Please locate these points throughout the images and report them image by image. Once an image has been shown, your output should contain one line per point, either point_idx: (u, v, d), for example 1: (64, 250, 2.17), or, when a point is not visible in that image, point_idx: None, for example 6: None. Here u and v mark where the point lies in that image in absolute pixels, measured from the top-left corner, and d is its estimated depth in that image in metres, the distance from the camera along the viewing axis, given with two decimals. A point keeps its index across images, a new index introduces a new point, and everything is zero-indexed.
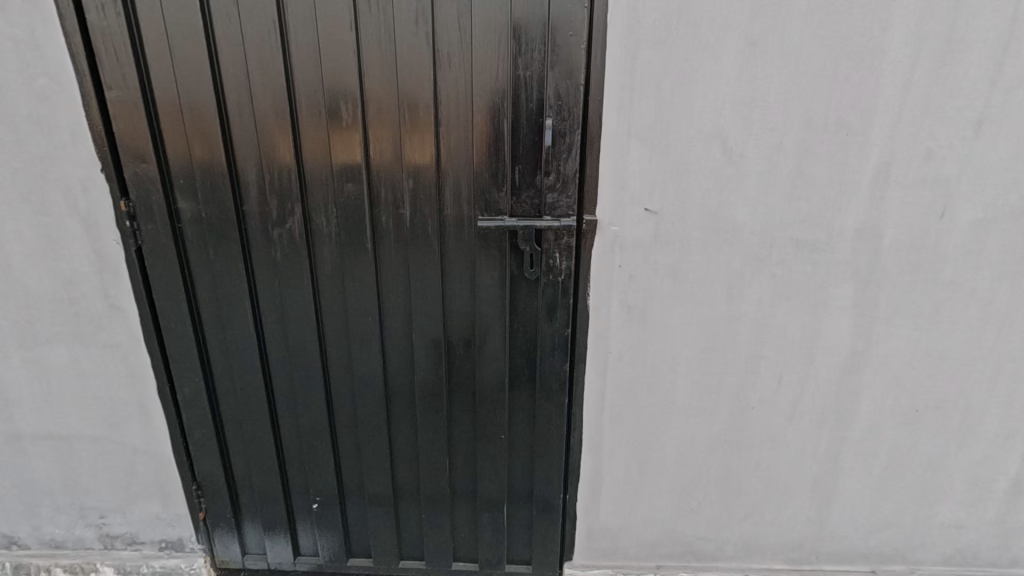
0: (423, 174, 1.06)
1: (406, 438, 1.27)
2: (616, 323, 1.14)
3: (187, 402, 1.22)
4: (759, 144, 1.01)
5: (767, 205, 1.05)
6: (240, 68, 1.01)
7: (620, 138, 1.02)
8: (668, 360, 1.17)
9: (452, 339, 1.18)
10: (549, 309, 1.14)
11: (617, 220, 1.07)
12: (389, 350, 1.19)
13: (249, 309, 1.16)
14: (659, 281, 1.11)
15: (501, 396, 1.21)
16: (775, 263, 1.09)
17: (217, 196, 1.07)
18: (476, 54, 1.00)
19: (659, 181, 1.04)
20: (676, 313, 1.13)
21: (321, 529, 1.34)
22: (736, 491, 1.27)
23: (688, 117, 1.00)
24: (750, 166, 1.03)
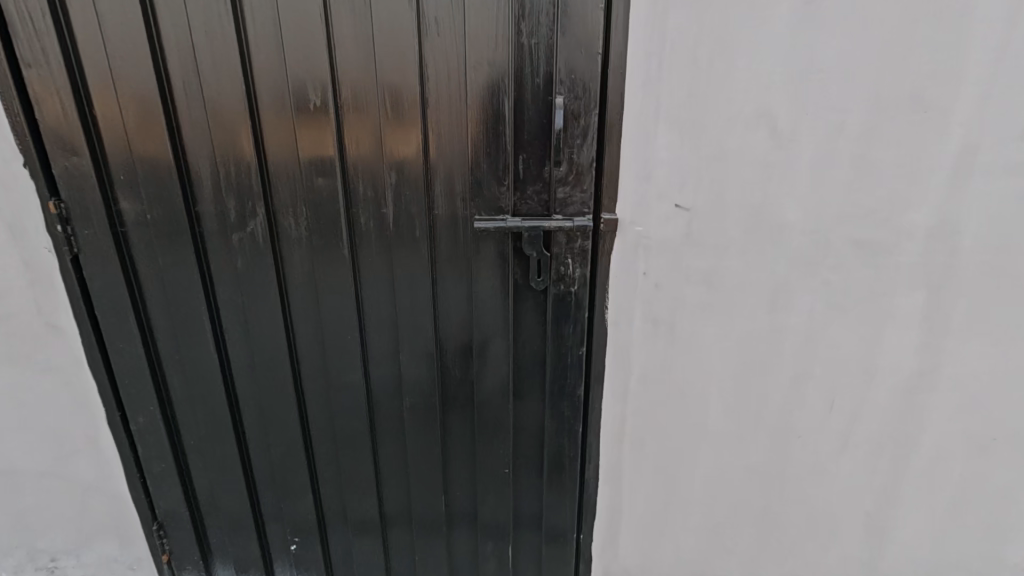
0: (409, 166, 0.89)
1: (396, 468, 1.11)
2: (639, 339, 0.97)
3: (144, 437, 1.07)
4: (815, 125, 0.83)
5: (823, 199, 0.87)
6: (184, 39, 0.83)
7: (645, 120, 0.85)
8: (700, 382, 1.00)
9: (446, 358, 1.01)
10: (560, 323, 0.97)
11: (641, 220, 0.90)
12: (373, 371, 1.03)
13: (209, 329, 1.00)
14: (690, 290, 0.93)
15: (504, 421, 1.05)
16: (830, 267, 0.91)
17: (165, 194, 0.90)
18: (470, 19, 0.82)
19: (693, 171, 0.86)
20: (710, 327, 0.96)
21: (302, 570, 1.18)
22: (775, 529, 1.10)
23: (728, 94, 0.82)
24: (803, 151, 0.85)
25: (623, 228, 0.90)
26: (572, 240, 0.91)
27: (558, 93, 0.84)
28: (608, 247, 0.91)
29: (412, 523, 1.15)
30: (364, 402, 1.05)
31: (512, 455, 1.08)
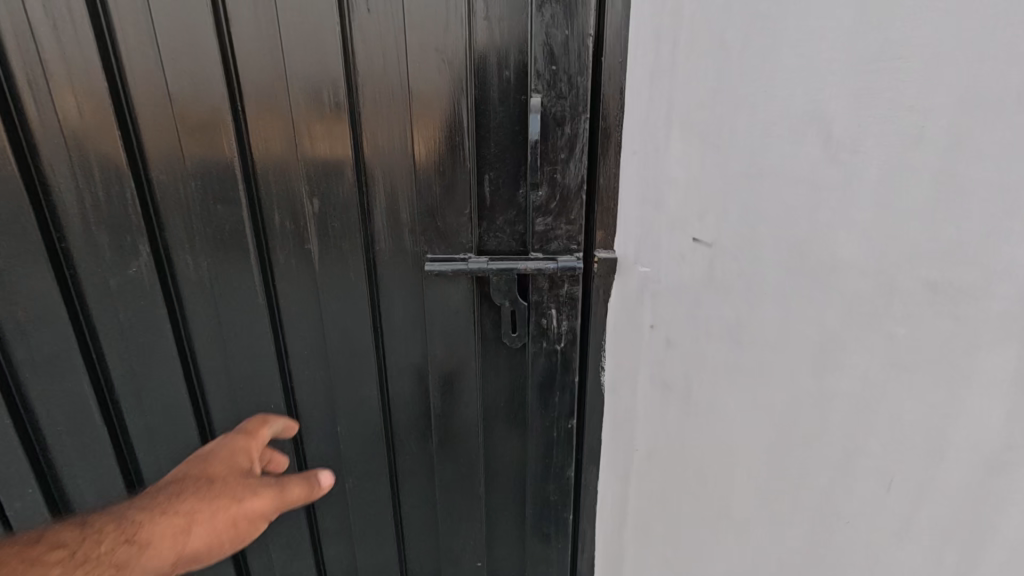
0: (324, 179, 0.80)
1: (365, 516, 1.01)
2: (645, 401, 0.83)
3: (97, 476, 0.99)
4: (889, 96, 0.50)
5: (893, 204, 0.51)
6: (68, 31, 0.74)
7: (654, 127, 0.71)
8: (723, 463, 0.77)
9: (417, 402, 0.93)
10: (545, 377, 0.89)
11: (646, 259, 0.74)
12: (314, 413, 0.94)
13: (165, 362, 0.92)
14: (713, 347, 0.72)
15: (480, 468, 0.97)
16: (958, 314, 0.49)
17: (68, 203, 0.83)
18: (408, 19, 0.72)
19: (717, 192, 0.66)
20: (735, 398, 0.72)
21: None
22: None
23: (765, 89, 0.59)
24: (866, 140, 0.52)
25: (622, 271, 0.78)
26: (554, 287, 0.82)
27: (539, 92, 0.74)
28: (600, 290, 0.83)
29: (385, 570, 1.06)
30: (328, 447, 0.96)
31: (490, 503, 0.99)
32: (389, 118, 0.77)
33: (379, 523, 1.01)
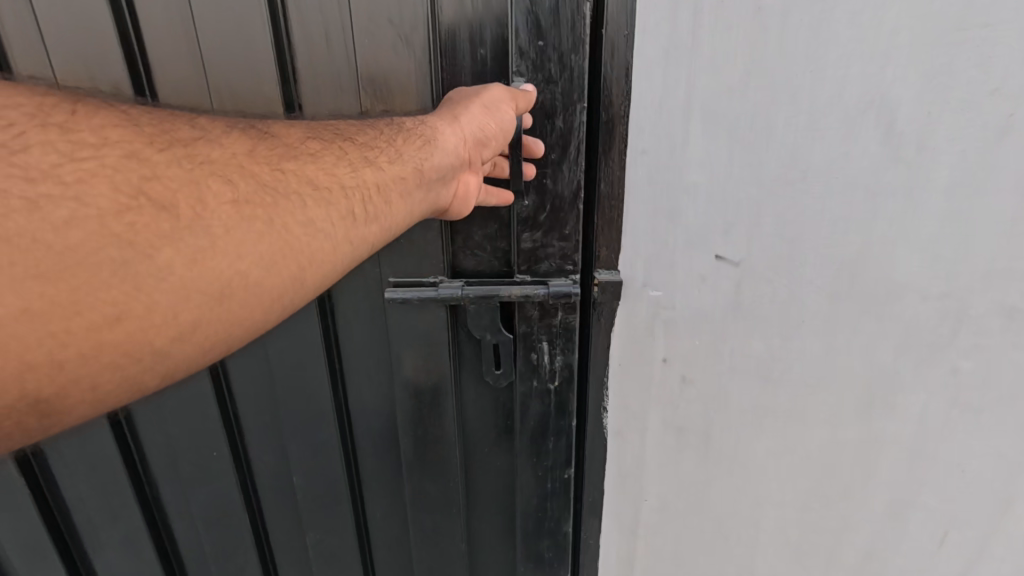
0: None
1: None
2: (654, 454, 0.65)
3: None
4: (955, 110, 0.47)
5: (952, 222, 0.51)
6: None
7: (670, 116, 0.52)
8: (748, 511, 0.66)
9: (379, 466, 0.73)
10: (537, 427, 0.66)
11: (658, 281, 0.57)
12: (261, 471, 0.74)
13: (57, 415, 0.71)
14: (740, 389, 0.60)
15: (457, 551, 0.76)
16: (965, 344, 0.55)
17: None
18: None
19: (747, 203, 0.53)
20: (766, 441, 0.63)
21: None
22: None
23: (814, 66, 0.48)
24: (929, 157, 0.49)
25: (628, 296, 0.58)
26: (545, 315, 0.61)
27: (522, 75, 0.54)
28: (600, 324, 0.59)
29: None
30: (272, 518, 0.77)
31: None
32: (322, 111, 0.58)
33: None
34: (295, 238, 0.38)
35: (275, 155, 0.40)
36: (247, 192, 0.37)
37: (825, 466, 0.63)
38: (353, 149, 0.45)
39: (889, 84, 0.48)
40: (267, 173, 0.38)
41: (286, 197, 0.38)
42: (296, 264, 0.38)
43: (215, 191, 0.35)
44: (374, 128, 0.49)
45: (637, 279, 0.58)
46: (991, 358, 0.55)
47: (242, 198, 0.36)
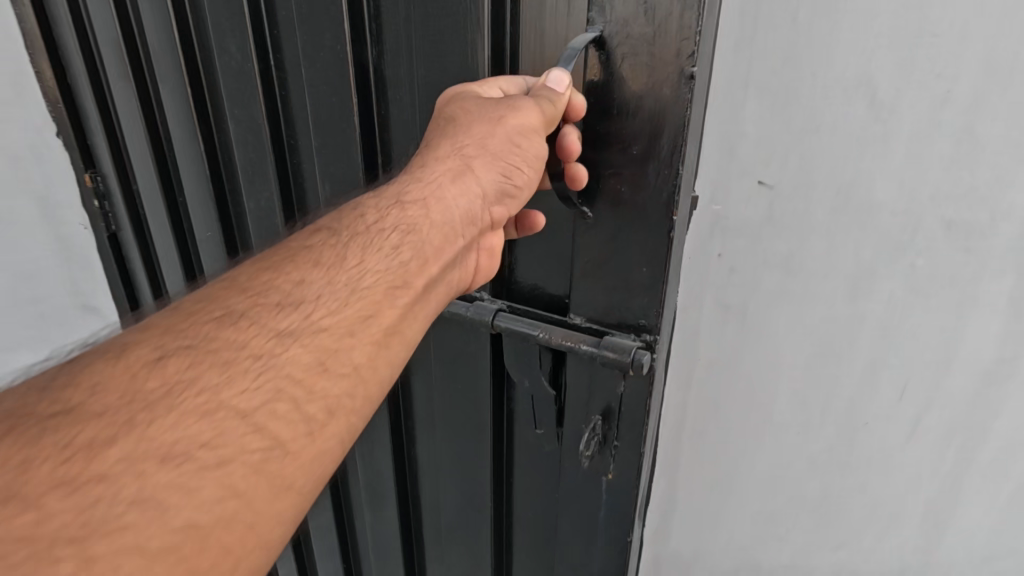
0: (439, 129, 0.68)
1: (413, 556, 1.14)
2: (701, 325, 0.80)
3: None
4: (924, 86, 0.57)
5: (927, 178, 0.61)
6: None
7: (732, 85, 0.63)
8: (766, 371, 0.80)
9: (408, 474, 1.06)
10: None
11: (720, 200, 0.71)
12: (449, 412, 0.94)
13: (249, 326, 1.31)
14: (766, 275, 0.71)
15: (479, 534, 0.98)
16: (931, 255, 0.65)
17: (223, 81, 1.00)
18: None
19: (777, 152, 0.64)
20: (782, 317, 0.75)
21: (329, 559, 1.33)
22: (849, 530, 0.88)
23: (826, 49, 0.59)
24: (911, 123, 0.59)
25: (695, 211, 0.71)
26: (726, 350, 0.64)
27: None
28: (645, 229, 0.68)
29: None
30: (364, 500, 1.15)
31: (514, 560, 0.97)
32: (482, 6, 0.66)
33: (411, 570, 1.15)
34: (181, 538, 0.40)
35: (104, 433, 0.41)
36: (71, 528, 0.37)
37: (822, 343, 0.75)
38: (262, 326, 0.50)
39: (876, 72, 0.58)
40: (107, 491, 0.39)
41: (159, 479, 0.41)
42: (219, 561, 0.41)
43: (55, 550, 0.36)
44: (362, 234, 0.60)
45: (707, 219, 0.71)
46: (961, 259, 0.64)
47: (70, 538, 0.37)
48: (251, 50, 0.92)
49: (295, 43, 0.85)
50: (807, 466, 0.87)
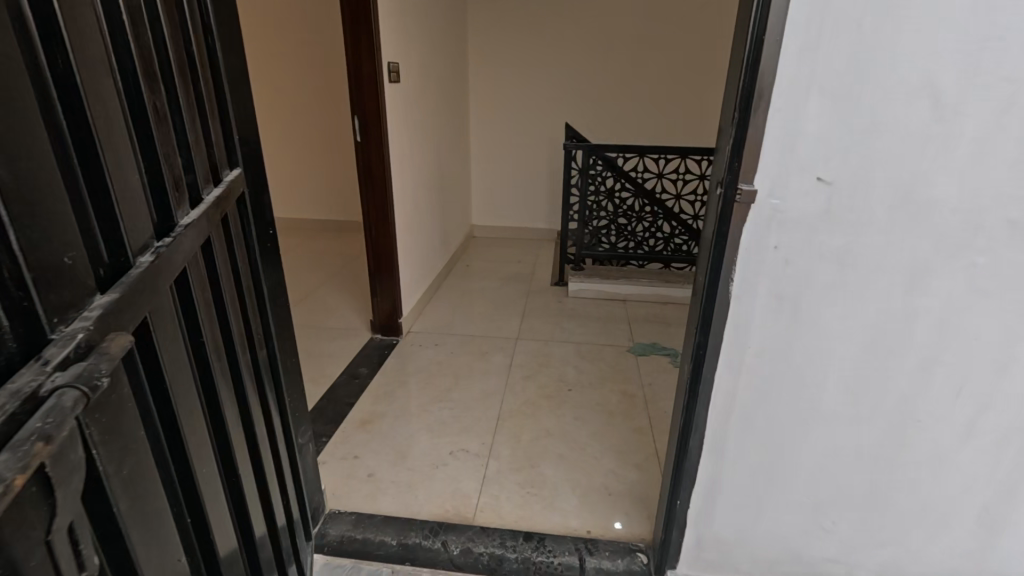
0: None
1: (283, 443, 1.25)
2: (760, 313, 0.97)
3: (296, 394, 1.43)
4: (983, 95, 0.78)
5: (973, 174, 0.82)
6: None
7: (797, 88, 0.81)
8: (820, 360, 0.98)
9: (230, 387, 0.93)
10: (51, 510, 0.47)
11: (778, 193, 0.87)
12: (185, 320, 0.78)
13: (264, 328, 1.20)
14: (821, 266, 0.91)
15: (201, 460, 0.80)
16: (978, 250, 0.86)
17: None
18: None
19: (841, 145, 0.83)
20: (838, 308, 0.93)
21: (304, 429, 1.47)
22: (881, 511, 1.09)
23: (888, 65, 0.78)
24: (965, 126, 0.80)
25: (757, 204, 0.88)
26: None
27: None
28: (735, 219, 0.90)
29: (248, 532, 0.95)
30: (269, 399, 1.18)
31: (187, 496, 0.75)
32: None
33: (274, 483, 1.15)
34: None
35: None
36: None
37: (876, 330, 0.94)
38: None
39: (940, 80, 0.78)
40: None
41: None
42: None
43: None
44: None
45: (772, 207, 0.89)
46: (997, 254, 0.86)
47: None
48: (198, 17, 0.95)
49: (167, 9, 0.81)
50: (853, 460, 1.05)
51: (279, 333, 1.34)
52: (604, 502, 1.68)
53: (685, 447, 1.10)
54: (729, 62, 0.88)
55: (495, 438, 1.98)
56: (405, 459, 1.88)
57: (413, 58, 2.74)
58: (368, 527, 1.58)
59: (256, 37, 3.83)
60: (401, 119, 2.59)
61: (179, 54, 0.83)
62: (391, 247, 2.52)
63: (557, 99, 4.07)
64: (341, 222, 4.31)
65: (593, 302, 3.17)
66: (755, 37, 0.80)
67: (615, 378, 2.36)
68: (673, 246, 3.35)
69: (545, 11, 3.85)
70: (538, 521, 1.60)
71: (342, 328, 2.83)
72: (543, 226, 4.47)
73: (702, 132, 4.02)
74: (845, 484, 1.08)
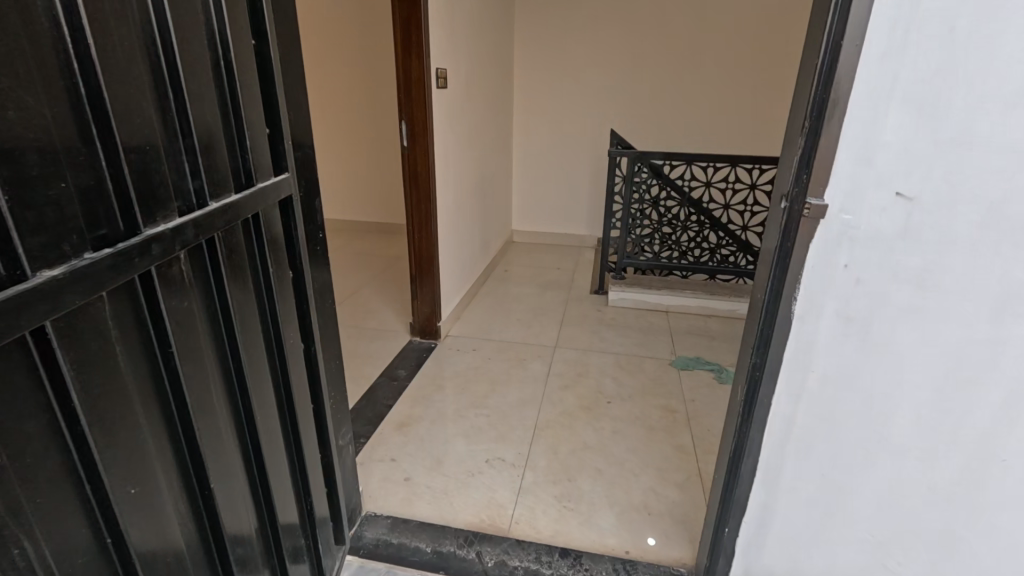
0: None
1: (304, 436, 1.22)
2: (826, 335, 0.91)
3: (338, 395, 1.44)
4: None
5: None
6: None
7: (877, 97, 0.76)
8: (891, 388, 0.91)
9: (215, 393, 0.87)
10: None
11: (850, 209, 0.82)
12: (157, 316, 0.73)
13: (295, 323, 1.17)
14: (896, 288, 0.85)
15: (152, 476, 0.74)
16: None
17: None
18: None
19: (925, 157, 0.77)
20: (913, 333, 0.87)
21: (340, 426, 1.46)
22: (953, 554, 1.01)
23: (983, 72, 0.72)
24: None
25: (827, 219, 0.83)
26: None
27: None
28: (801, 235, 0.85)
29: (226, 540, 0.91)
30: (287, 395, 1.14)
31: (124, 516, 0.69)
32: None
33: (281, 481, 1.12)
34: None
35: None
36: None
37: (957, 359, 0.86)
38: None
39: None
40: None
41: None
42: None
43: None
44: None
45: (844, 223, 0.83)
46: None
47: None
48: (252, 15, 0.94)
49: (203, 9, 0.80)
50: (923, 498, 0.98)
51: (325, 334, 1.35)
52: (643, 522, 1.62)
53: (736, 472, 1.05)
54: (801, 69, 0.82)
55: (532, 449, 1.94)
56: (441, 465, 1.87)
57: (460, 64, 2.75)
58: (403, 532, 1.57)
59: (309, 42, 3.93)
60: (447, 124, 2.60)
61: (202, 56, 0.80)
62: (433, 251, 2.53)
63: (602, 105, 4.02)
64: (384, 224, 4.37)
65: (634, 312, 3.10)
66: (833, 42, 0.74)
67: (657, 392, 2.29)
68: (718, 257, 3.24)
69: (593, 17, 3.81)
70: (575, 537, 1.56)
71: (382, 329, 2.85)
72: (583, 233, 4.42)
73: (752, 140, 3.89)
74: (913, 522, 1.00)
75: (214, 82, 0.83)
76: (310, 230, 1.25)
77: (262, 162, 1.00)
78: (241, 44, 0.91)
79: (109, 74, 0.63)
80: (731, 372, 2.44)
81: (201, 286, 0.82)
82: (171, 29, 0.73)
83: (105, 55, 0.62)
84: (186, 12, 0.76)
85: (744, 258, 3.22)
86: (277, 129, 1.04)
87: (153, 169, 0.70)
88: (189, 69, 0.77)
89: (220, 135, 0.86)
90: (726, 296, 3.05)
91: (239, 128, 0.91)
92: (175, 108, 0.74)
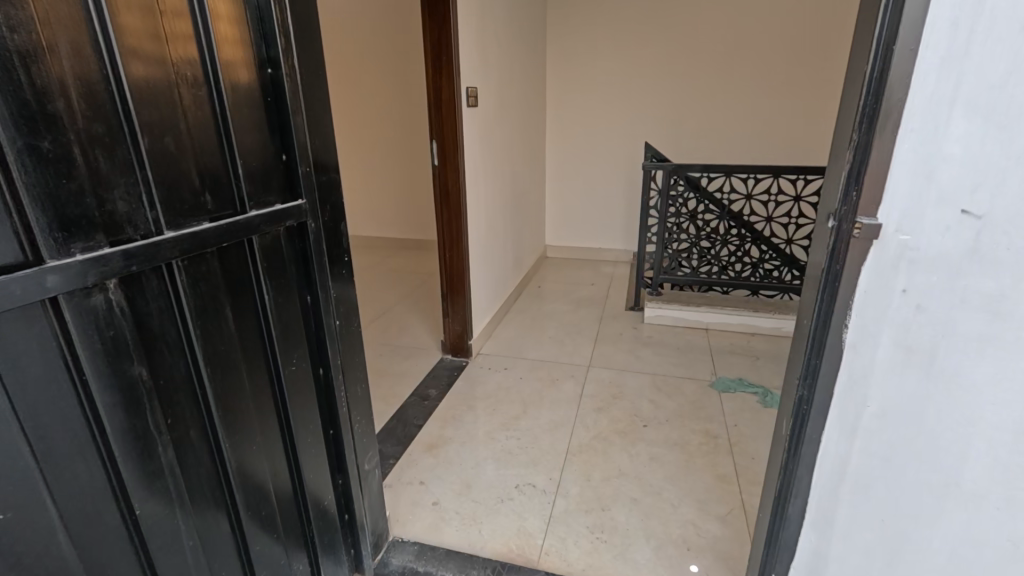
0: None
1: (304, 457, 1.20)
2: (882, 367, 0.82)
3: (363, 420, 1.41)
4: None
5: None
6: None
7: (938, 105, 0.68)
8: (962, 429, 0.81)
9: (155, 422, 0.83)
10: None
11: (909, 227, 0.74)
12: (74, 340, 0.71)
13: (304, 348, 1.18)
14: (966, 316, 0.76)
15: (38, 504, 0.70)
16: None
17: None
18: None
19: (997, 171, 0.68)
20: (985, 366, 0.77)
21: (365, 447, 1.43)
22: None
23: None
24: None
25: (882, 240, 0.75)
26: None
27: None
28: (852, 257, 0.77)
29: (163, 568, 0.87)
30: (284, 418, 1.13)
31: None
32: None
33: (256, 511, 1.06)
34: None
35: None
36: None
37: None
38: None
39: None
40: None
41: None
42: None
43: None
44: None
45: (901, 241, 0.75)
46: None
47: None
48: (255, 49, 0.96)
49: (189, 46, 0.83)
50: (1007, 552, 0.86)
51: (350, 357, 1.33)
52: (682, 556, 1.53)
53: (783, 510, 0.98)
54: (849, 75, 0.75)
55: (564, 474, 1.87)
56: (470, 489, 1.82)
57: (492, 81, 2.74)
58: (429, 560, 1.53)
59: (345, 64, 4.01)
60: (478, 142, 2.59)
61: (168, 89, 0.80)
62: (464, 270, 2.50)
63: (635, 118, 3.96)
64: (419, 240, 4.41)
65: (672, 330, 3.00)
66: (884, 43, 0.68)
67: (695, 416, 2.18)
68: (761, 272, 3.09)
69: (626, 30, 3.77)
70: (609, 570, 1.48)
71: (415, 347, 2.85)
72: (618, 248, 4.33)
73: (795, 150, 3.74)
74: None
75: (182, 112, 0.83)
76: (335, 253, 1.24)
77: (262, 191, 1.01)
78: (236, 75, 0.92)
79: (15, 107, 0.62)
80: (777, 396, 2.30)
81: (141, 315, 0.79)
82: (118, 62, 0.72)
83: (9, 86, 0.61)
84: (149, 47, 0.76)
85: (789, 273, 3.07)
86: (293, 156, 1.07)
87: (77, 201, 0.69)
88: (150, 103, 0.77)
89: (190, 166, 0.85)
90: (771, 314, 2.90)
91: (233, 157, 0.93)
92: (127, 142, 0.74)
